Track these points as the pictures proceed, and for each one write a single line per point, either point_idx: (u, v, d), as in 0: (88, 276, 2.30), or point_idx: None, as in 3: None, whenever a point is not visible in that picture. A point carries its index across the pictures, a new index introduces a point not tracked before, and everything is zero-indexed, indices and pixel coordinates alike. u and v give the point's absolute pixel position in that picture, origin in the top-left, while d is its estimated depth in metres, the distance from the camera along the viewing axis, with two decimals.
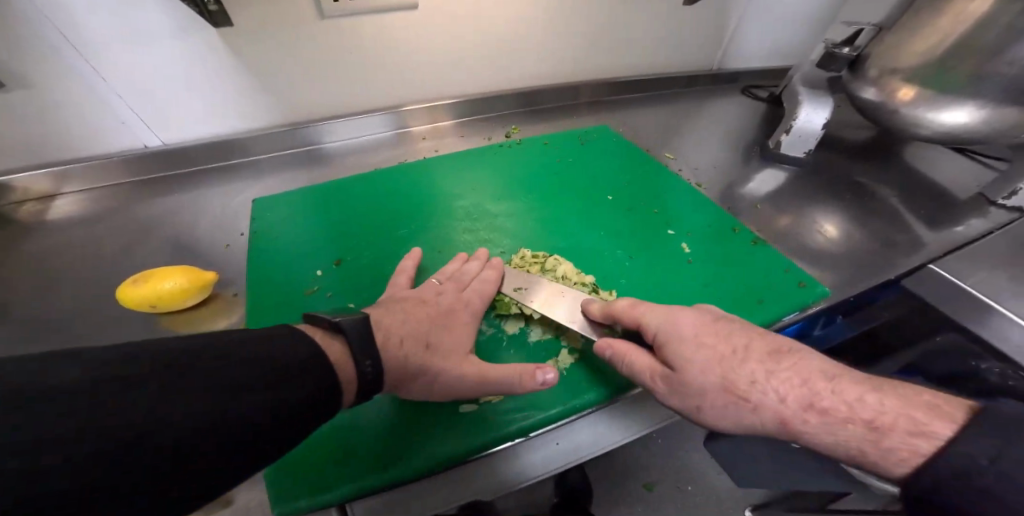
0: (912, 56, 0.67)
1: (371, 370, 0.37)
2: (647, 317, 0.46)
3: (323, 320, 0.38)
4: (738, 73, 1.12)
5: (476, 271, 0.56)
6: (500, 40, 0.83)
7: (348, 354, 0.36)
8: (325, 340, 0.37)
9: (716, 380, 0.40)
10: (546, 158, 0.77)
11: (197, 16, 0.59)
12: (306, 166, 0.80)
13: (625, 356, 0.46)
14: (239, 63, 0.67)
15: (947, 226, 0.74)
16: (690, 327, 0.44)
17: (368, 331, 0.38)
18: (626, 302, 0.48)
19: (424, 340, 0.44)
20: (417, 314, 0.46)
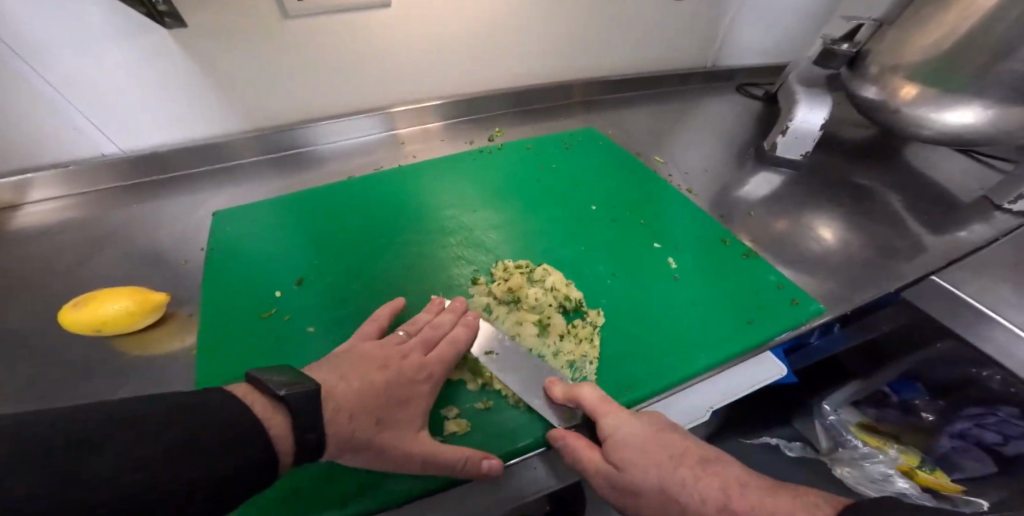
0: (917, 53, 0.63)
1: (314, 440, 0.32)
2: (604, 416, 0.42)
3: (266, 386, 0.32)
4: (733, 71, 1.08)
5: (445, 326, 0.49)
6: (484, 39, 0.79)
7: (289, 421, 0.31)
8: (265, 410, 0.31)
9: (655, 490, 0.37)
10: (527, 165, 0.73)
11: (147, 18, 0.55)
12: (280, 172, 0.76)
13: (574, 450, 0.42)
14: (200, 67, 0.62)
15: (951, 230, 0.71)
16: (640, 436, 0.40)
17: (316, 399, 0.33)
18: (592, 392, 0.43)
19: (376, 413, 0.38)
20: (375, 373, 0.41)
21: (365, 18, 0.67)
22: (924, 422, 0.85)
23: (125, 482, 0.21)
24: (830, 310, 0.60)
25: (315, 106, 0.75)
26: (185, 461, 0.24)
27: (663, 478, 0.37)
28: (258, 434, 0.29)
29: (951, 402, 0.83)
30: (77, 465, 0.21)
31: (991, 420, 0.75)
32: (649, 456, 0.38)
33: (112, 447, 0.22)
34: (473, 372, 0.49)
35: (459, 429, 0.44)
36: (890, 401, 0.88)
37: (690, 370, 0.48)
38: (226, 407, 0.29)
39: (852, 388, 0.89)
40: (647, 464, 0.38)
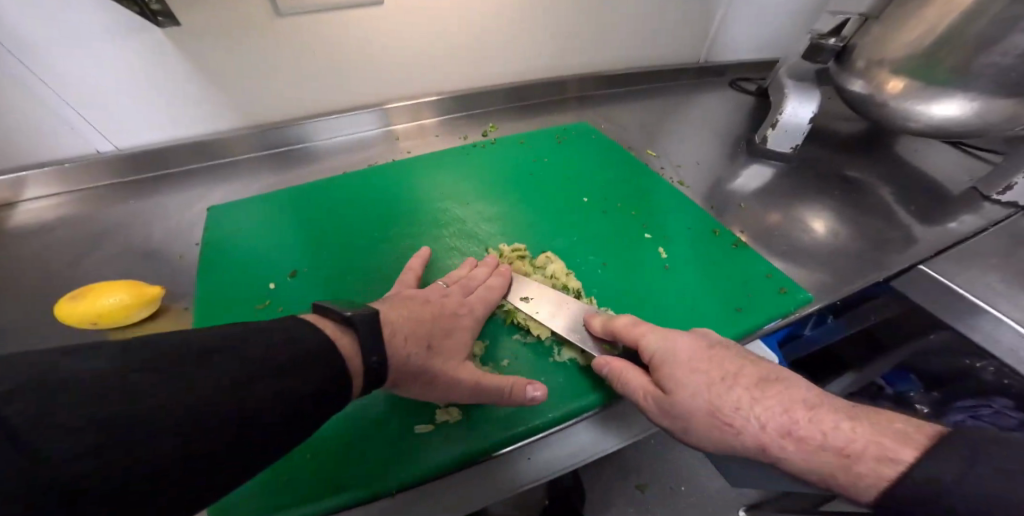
0: (901, 47, 0.64)
1: (378, 362, 0.35)
2: (647, 339, 0.45)
3: (333, 312, 0.36)
4: (726, 66, 1.09)
5: (484, 278, 0.53)
6: (476, 36, 0.79)
7: (355, 343, 0.34)
8: (334, 333, 0.34)
9: (703, 402, 0.39)
10: (520, 159, 0.73)
11: (138, 17, 0.55)
12: (275, 168, 0.77)
13: (620, 372, 0.44)
14: (191, 66, 0.63)
15: (942, 221, 0.71)
16: (682, 347, 0.42)
17: (377, 322, 0.36)
18: (628, 320, 0.47)
19: (425, 340, 0.41)
20: (415, 307, 0.44)
21: (357, 14, 0.67)
22: (918, 414, 0.85)
23: (214, 407, 0.24)
24: (820, 299, 0.60)
25: (309, 104, 0.76)
26: (266, 385, 0.26)
27: (714, 394, 0.39)
28: (328, 355, 0.31)
29: (944, 394, 0.83)
30: (168, 397, 0.23)
31: (985, 411, 0.74)
32: (697, 373, 0.40)
33: (197, 380, 0.24)
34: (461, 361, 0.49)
35: (450, 418, 0.46)
36: (885, 393, 0.91)
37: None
38: (293, 331, 0.31)
39: (848, 378, 0.90)
40: (698, 374, 0.40)
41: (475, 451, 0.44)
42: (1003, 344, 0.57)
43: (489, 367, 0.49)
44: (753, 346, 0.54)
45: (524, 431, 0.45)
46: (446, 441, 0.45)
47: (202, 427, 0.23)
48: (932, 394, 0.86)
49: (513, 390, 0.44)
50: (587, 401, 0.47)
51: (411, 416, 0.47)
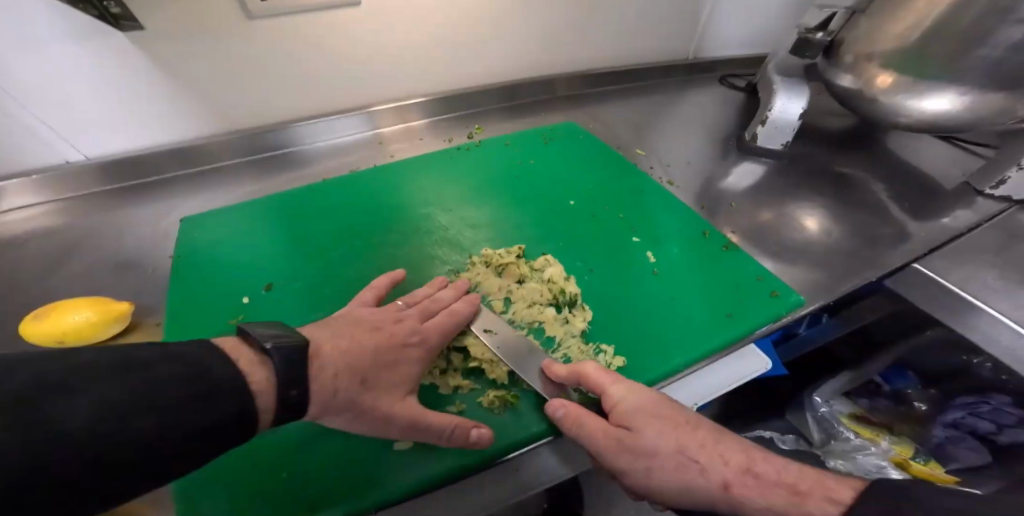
0: (889, 41, 0.62)
1: (297, 398, 0.32)
2: (611, 386, 0.41)
3: (253, 341, 0.32)
4: (716, 63, 1.08)
5: (447, 302, 0.50)
6: (459, 36, 0.78)
7: (273, 378, 0.31)
8: (246, 364, 0.31)
9: (643, 468, 0.37)
10: (506, 162, 0.71)
11: (100, 21, 0.53)
12: (256, 175, 0.75)
13: (576, 418, 0.41)
14: (161, 72, 0.60)
15: (935, 216, 0.70)
16: (646, 399, 0.40)
17: (301, 355, 0.33)
18: (596, 368, 0.42)
19: (360, 374, 0.38)
20: (364, 335, 0.41)
21: (334, 16, 0.66)
22: (915, 411, 0.84)
23: (137, 421, 0.22)
24: (813, 300, 0.59)
25: (288, 109, 0.73)
26: (200, 404, 0.25)
27: (681, 440, 0.37)
28: (253, 386, 0.29)
29: (943, 390, 0.83)
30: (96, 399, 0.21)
31: (985, 408, 0.74)
32: (655, 421, 0.38)
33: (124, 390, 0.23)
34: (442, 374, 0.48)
35: (427, 435, 0.44)
36: (882, 391, 0.88)
37: (669, 366, 0.47)
38: (214, 357, 0.29)
39: (843, 378, 0.89)
40: (660, 428, 0.38)
41: (450, 471, 0.42)
42: (1000, 343, 0.56)
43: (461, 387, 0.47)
44: (746, 351, 0.53)
45: (501, 449, 0.43)
46: (423, 462, 0.42)
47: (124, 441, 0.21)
48: (929, 390, 0.84)
49: (457, 432, 0.40)
50: None
51: (386, 434, 0.44)
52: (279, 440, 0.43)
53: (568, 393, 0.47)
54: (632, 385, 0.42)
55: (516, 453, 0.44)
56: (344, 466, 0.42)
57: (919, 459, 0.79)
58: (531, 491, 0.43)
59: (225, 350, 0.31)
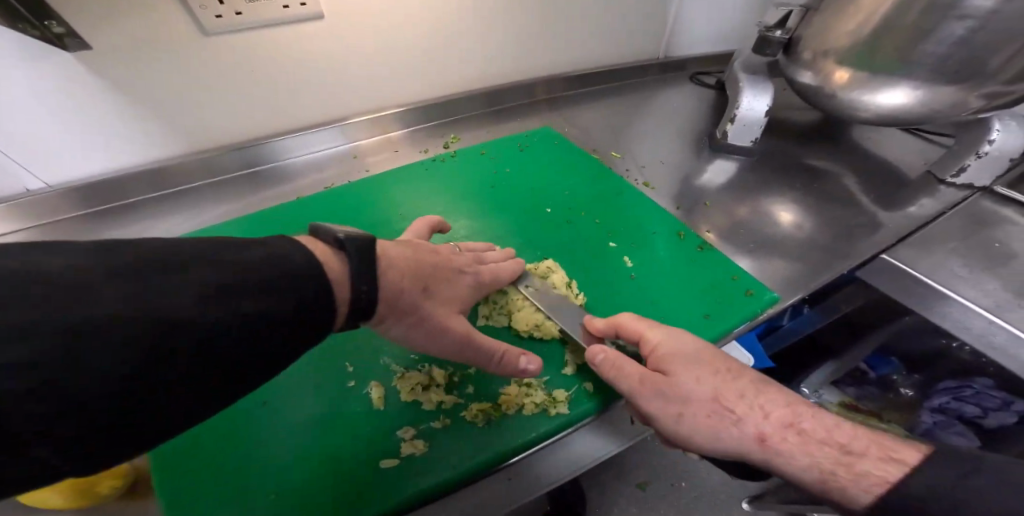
0: (842, 38, 0.64)
1: (367, 294, 0.35)
2: (648, 332, 0.44)
3: (328, 234, 0.36)
4: (686, 61, 1.09)
5: (497, 260, 0.54)
6: (428, 45, 0.77)
7: (346, 270, 0.34)
8: (325, 253, 0.34)
9: (701, 396, 0.38)
10: (482, 171, 0.72)
11: (39, 42, 0.50)
12: (231, 196, 0.74)
13: (615, 360, 0.43)
14: (116, 92, 0.58)
15: (902, 205, 0.73)
16: (692, 346, 0.42)
17: (367, 254, 0.36)
18: (632, 318, 0.46)
19: (423, 283, 0.42)
20: (427, 255, 0.45)
21: (294, 31, 0.65)
22: (903, 397, 0.89)
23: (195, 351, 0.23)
24: (791, 295, 0.60)
25: (260, 127, 0.72)
26: (219, 305, 0.24)
27: (718, 388, 0.39)
28: (299, 296, 0.29)
29: (926, 377, 0.86)
30: (82, 329, 0.20)
31: (969, 392, 0.76)
32: (692, 368, 0.40)
33: (136, 298, 0.22)
34: (426, 389, 0.47)
35: (416, 450, 0.43)
36: (868, 378, 0.92)
37: None
38: (286, 250, 0.31)
39: (826, 370, 0.91)
40: (690, 373, 0.40)
41: (436, 485, 0.41)
42: (972, 330, 0.58)
43: (445, 403, 0.46)
44: (730, 348, 0.54)
45: (485, 462, 0.43)
46: (415, 476, 0.42)
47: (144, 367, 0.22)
48: (913, 375, 0.88)
49: (504, 357, 0.45)
50: (549, 426, 0.45)
51: (376, 448, 0.44)
52: (262, 464, 0.43)
53: (551, 405, 0.46)
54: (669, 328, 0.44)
55: (505, 465, 0.44)
56: (325, 487, 0.41)
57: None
58: (522, 499, 0.44)
59: (305, 241, 0.35)
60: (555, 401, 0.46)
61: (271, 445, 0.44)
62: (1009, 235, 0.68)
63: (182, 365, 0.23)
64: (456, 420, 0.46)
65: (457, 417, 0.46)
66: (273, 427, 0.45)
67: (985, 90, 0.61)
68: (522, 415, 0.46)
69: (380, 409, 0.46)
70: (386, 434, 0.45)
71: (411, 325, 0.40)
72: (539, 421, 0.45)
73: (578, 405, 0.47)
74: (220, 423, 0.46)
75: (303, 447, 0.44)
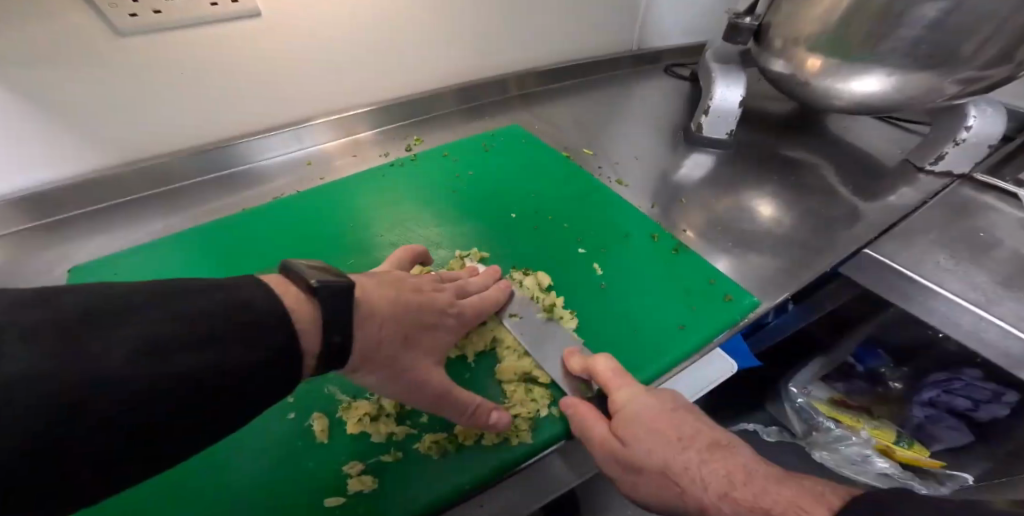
0: (812, 23, 0.61)
1: (338, 345, 0.30)
2: (615, 387, 0.39)
3: (296, 274, 0.31)
4: (660, 53, 1.06)
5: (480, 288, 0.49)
6: (382, 41, 0.72)
7: (319, 315, 0.30)
8: (294, 300, 0.30)
9: (657, 461, 0.34)
10: (443, 175, 0.67)
11: None
12: (175, 209, 0.67)
13: (579, 414, 0.39)
14: (24, 99, 0.52)
15: (883, 195, 0.70)
16: (649, 407, 0.37)
17: (349, 296, 0.32)
18: (608, 363, 0.41)
19: (405, 331, 0.38)
20: (406, 293, 0.40)
21: (227, 29, 0.59)
22: (891, 391, 0.87)
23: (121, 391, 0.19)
24: (774, 293, 0.57)
25: (203, 134, 0.67)
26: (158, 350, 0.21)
27: (667, 454, 0.34)
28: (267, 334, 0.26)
29: (914, 369, 0.84)
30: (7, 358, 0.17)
31: (958, 385, 0.74)
32: (650, 436, 0.35)
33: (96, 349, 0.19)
34: (374, 419, 0.43)
35: (363, 488, 0.39)
36: (856, 372, 0.89)
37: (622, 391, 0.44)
38: (255, 294, 0.27)
39: (814, 368, 0.89)
40: (653, 438, 0.35)
41: None
42: (960, 326, 0.56)
43: (396, 434, 0.42)
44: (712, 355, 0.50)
45: (441, 499, 0.38)
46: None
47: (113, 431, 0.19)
48: (901, 368, 0.86)
49: (477, 411, 0.39)
50: (511, 455, 0.41)
51: (318, 488, 0.39)
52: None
53: (513, 432, 0.42)
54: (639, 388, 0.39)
55: (466, 499, 0.39)
56: None
57: (903, 443, 0.81)
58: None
59: (274, 286, 0.30)
60: (517, 428, 0.42)
61: (200, 495, 0.38)
62: (991, 224, 0.66)
63: (131, 441, 0.20)
64: (409, 453, 0.41)
65: (410, 449, 0.41)
66: (201, 476, 0.39)
67: (960, 75, 0.59)
68: (482, 444, 0.42)
69: (323, 443, 0.42)
70: (329, 471, 0.40)
71: (384, 376, 0.36)
72: (501, 450, 0.41)
73: (544, 430, 0.43)
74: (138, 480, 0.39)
75: (236, 496, 0.38)
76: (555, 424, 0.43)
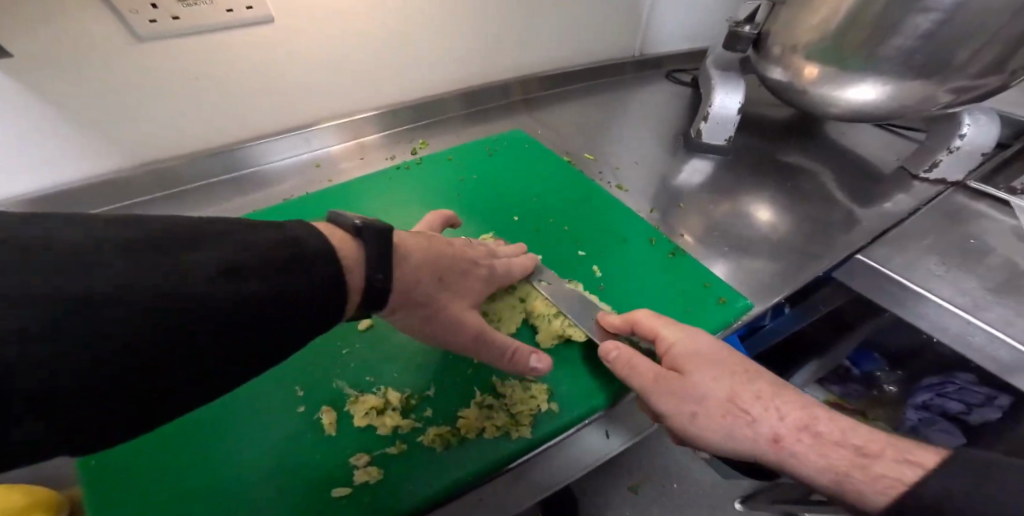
0: (810, 32, 0.62)
1: (380, 284, 0.34)
2: (662, 329, 0.43)
3: (343, 221, 0.35)
4: (662, 58, 1.08)
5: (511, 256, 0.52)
6: (388, 46, 0.74)
7: (362, 256, 0.34)
8: (341, 240, 0.33)
9: (727, 392, 0.37)
10: (447, 178, 0.69)
11: None
12: (187, 208, 0.70)
13: (629, 359, 0.41)
14: (48, 104, 0.54)
15: (877, 201, 0.72)
16: (704, 347, 0.40)
17: (385, 244, 0.35)
18: (648, 314, 0.44)
19: (435, 274, 0.42)
20: (442, 246, 0.45)
21: (241, 35, 0.61)
22: (886, 394, 0.90)
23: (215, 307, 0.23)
24: (768, 296, 0.59)
25: (215, 136, 0.69)
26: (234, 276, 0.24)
27: (734, 387, 0.37)
28: (310, 266, 0.28)
29: (909, 372, 0.86)
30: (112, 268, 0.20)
31: (951, 389, 0.76)
32: (711, 367, 0.38)
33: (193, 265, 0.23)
34: (380, 413, 0.45)
35: (369, 478, 0.41)
36: (852, 376, 0.92)
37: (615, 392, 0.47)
38: (304, 232, 0.30)
39: (811, 368, 0.90)
40: (711, 371, 0.38)
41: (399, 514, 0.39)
42: (949, 330, 0.57)
43: (400, 427, 0.44)
44: None
45: (443, 491, 0.40)
46: (370, 506, 0.39)
47: (165, 374, 0.21)
48: (897, 371, 0.89)
49: (516, 355, 0.43)
50: (511, 449, 0.43)
51: (328, 479, 0.41)
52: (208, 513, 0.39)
53: (512, 427, 0.44)
54: (685, 328, 0.42)
55: (469, 489, 0.41)
56: None
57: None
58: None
59: (323, 230, 0.34)
60: (517, 424, 0.44)
61: (215, 492, 0.40)
62: (983, 230, 0.68)
63: (230, 347, 0.24)
64: (413, 446, 0.43)
65: (414, 442, 0.43)
66: (216, 473, 0.41)
67: (953, 84, 0.60)
68: (483, 439, 0.43)
69: (331, 435, 0.43)
70: (337, 462, 0.42)
71: (422, 316, 0.41)
72: (502, 443, 0.43)
73: (542, 427, 0.44)
74: (151, 483, 0.40)
75: (251, 489, 0.40)
76: (552, 421, 0.45)
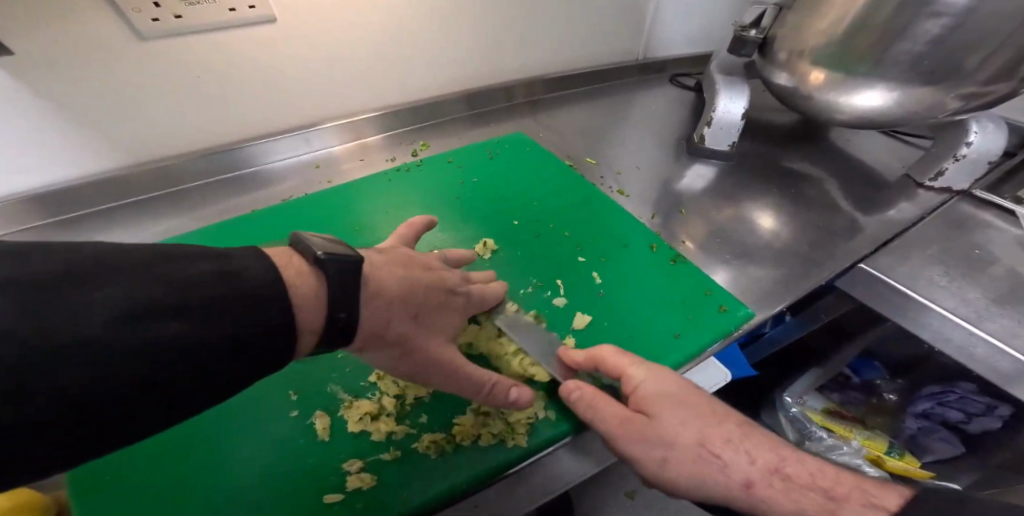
0: (817, 38, 0.62)
1: (343, 322, 0.31)
2: (629, 369, 0.41)
3: (306, 249, 0.31)
4: (665, 62, 1.07)
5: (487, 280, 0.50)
6: (390, 46, 0.74)
7: (324, 292, 0.30)
8: (300, 274, 0.30)
9: (695, 436, 0.36)
10: (447, 180, 0.69)
11: None
12: (187, 207, 0.69)
13: (591, 402, 0.40)
14: (49, 102, 0.54)
15: (881, 209, 0.71)
16: (673, 388, 0.39)
17: (356, 276, 0.32)
18: (612, 350, 0.42)
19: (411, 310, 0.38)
20: (417, 271, 0.41)
21: (243, 35, 0.61)
22: (886, 402, 0.88)
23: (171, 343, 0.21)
24: (769, 305, 0.58)
25: (216, 135, 0.69)
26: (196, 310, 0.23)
27: (704, 430, 0.37)
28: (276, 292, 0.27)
29: (910, 381, 0.85)
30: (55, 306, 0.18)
31: (952, 398, 0.75)
32: (679, 411, 0.37)
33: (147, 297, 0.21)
34: (375, 419, 0.44)
35: (362, 485, 0.40)
36: (851, 384, 0.90)
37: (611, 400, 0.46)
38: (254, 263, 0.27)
39: (810, 378, 0.89)
40: (681, 414, 0.37)
41: None
42: (953, 341, 0.56)
43: (395, 433, 0.43)
44: (705, 363, 0.52)
45: (438, 498, 0.40)
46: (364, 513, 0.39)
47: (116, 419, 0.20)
48: (897, 380, 0.87)
49: (493, 390, 0.41)
50: (507, 457, 0.42)
51: (321, 485, 0.40)
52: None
53: (509, 434, 0.43)
54: (647, 365, 0.42)
55: (466, 496, 0.41)
56: None
57: (895, 453, 0.83)
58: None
59: (280, 260, 0.30)
60: (513, 431, 0.43)
61: (209, 499, 0.39)
62: (989, 240, 0.67)
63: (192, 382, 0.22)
64: (409, 452, 0.42)
65: (409, 449, 0.43)
66: (208, 482, 0.40)
67: (961, 91, 0.59)
68: (479, 446, 0.43)
69: (324, 441, 0.43)
70: (330, 468, 0.41)
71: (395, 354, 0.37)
72: (498, 451, 0.42)
73: (540, 435, 0.44)
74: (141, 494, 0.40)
75: (244, 496, 0.39)
76: (549, 429, 0.44)
